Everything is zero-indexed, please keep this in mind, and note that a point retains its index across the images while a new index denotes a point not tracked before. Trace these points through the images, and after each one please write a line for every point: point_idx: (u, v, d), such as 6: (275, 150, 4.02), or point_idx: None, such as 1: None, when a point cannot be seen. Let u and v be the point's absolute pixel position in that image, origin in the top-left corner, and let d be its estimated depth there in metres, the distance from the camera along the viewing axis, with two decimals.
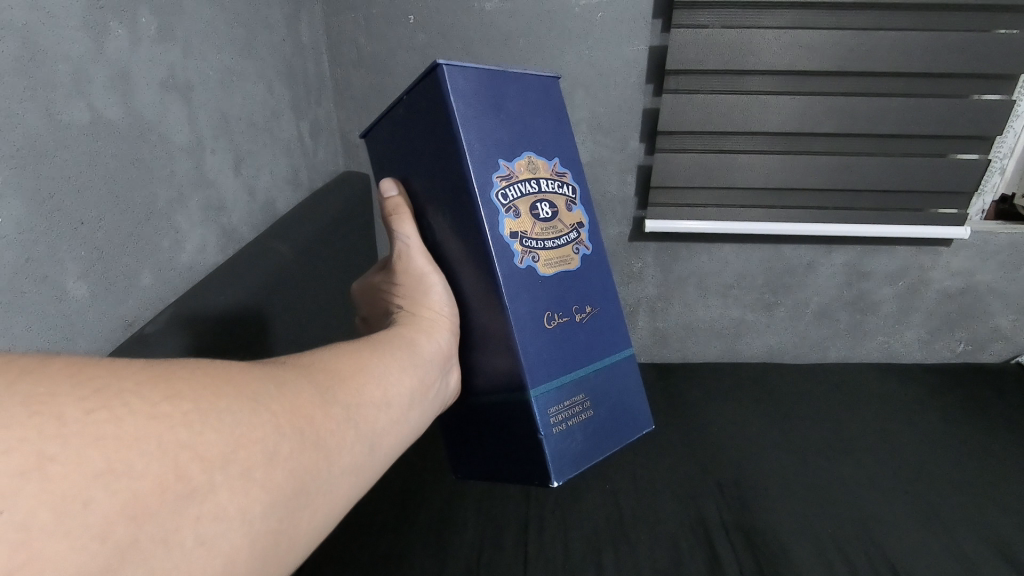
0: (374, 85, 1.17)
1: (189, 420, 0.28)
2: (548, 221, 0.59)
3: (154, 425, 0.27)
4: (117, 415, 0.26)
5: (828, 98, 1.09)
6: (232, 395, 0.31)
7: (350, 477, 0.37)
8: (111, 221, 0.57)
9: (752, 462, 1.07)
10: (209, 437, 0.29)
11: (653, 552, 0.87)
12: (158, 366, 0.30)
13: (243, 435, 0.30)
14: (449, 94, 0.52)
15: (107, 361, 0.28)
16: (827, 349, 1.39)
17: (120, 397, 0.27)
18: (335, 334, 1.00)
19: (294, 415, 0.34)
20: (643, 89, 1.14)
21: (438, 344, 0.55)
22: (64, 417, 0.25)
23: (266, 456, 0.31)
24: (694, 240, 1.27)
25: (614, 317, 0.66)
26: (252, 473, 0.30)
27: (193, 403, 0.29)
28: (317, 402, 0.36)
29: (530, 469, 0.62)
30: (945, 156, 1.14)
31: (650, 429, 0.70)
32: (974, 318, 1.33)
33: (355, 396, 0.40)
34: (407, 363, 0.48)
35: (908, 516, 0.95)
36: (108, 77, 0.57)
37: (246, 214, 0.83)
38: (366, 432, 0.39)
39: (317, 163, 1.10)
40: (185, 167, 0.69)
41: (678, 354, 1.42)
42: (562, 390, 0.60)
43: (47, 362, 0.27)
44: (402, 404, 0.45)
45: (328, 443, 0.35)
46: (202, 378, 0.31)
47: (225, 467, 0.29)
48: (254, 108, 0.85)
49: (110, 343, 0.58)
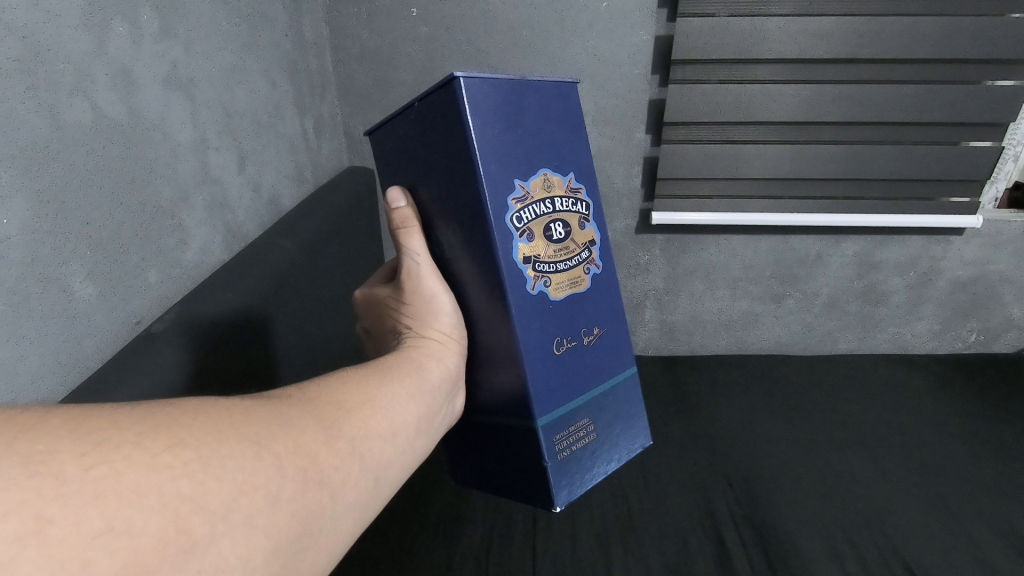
0: (378, 78, 1.16)
1: (190, 470, 0.28)
2: (560, 241, 0.58)
3: (155, 477, 0.27)
4: (117, 469, 0.26)
5: (837, 86, 1.07)
6: (235, 439, 0.31)
7: (354, 512, 0.37)
8: (115, 221, 0.57)
9: (760, 455, 1.06)
10: (211, 486, 0.29)
11: (662, 547, 0.87)
12: (159, 413, 0.30)
13: (245, 481, 0.30)
14: (467, 112, 0.51)
15: (110, 411, 0.29)
16: (837, 339, 1.38)
17: (120, 450, 0.27)
18: (342, 329, 1.00)
19: (297, 455, 0.34)
20: (649, 79, 1.13)
21: (444, 367, 0.55)
22: (63, 475, 0.25)
23: (268, 499, 0.31)
24: (702, 231, 1.25)
25: (622, 336, 0.65)
26: (255, 519, 0.30)
27: (195, 452, 0.29)
28: (322, 438, 0.36)
29: (531, 491, 0.63)
30: (957, 143, 1.13)
31: (649, 444, 0.71)
32: (987, 307, 1.32)
33: (360, 429, 0.40)
34: (412, 390, 0.48)
35: (921, 509, 0.94)
36: (111, 77, 0.57)
37: (252, 211, 0.83)
38: (371, 465, 0.39)
39: (322, 158, 1.10)
40: (190, 166, 0.69)
41: (685, 347, 1.41)
42: (568, 417, 0.60)
43: (49, 414, 0.27)
44: (408, 433, 0.45)
45: (331, 481, 0.35)
46: (204, 423, 0.31)
47: (227, 516, 0.29)
48: (258, 104, 0.85)
49: (119, 342, 0.59)
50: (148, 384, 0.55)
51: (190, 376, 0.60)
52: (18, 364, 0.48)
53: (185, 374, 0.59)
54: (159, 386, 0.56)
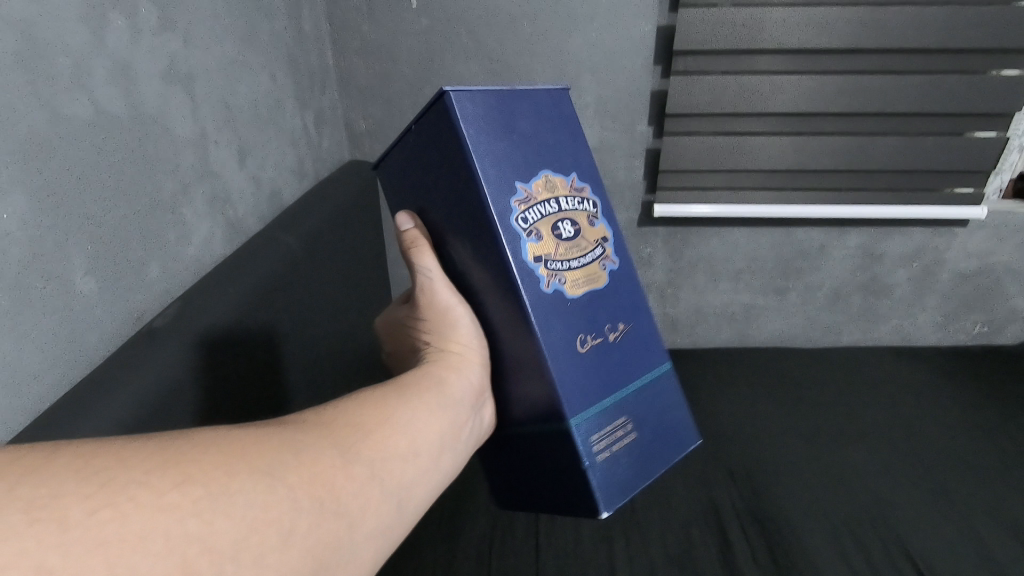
0: (379, 71, 1.16)
1: (198, 507, 0.29)
2: (571, 239, 0.58)
3: (162, 519, 0.28)
4: (122, 512, 0.27)
5: (840, 77, 1.06)
6: (246, 472, 0.32)
7: (375, 539, 0.37)
8: (115, 215, 0.57)
9: (763, 448, 1.06)
10: (221, 524, 0.29)
11: (665, 540, 0.87)
12: (168, 448, 0.31)
13: (257, 516, 0.30)
14: (460, 124, 0.51)
15: (116, 447, 0.30)
16: (840, 332, 1.37)
17: (125, 491, 0.28)
18: (343, 324, 0.99)
19: (312, 485, 0.34)
20: (651, 70, 1.12)
21: (466, 381, 0.55)
22: (66, 520, 0.26)
23: (281, 535, 0.31)
24: (704, 224, 1.25)
25: (649, 333, 0.65)
26: (267, 557, 0.30)
27: (203, 488, 0.30)
28: (339, 464, 0.37)
29: (575, 501, 0.61)
30: (962, 134, 1.12)
31: (698, 442, 0.69)
32: (991, 299, 1.31)
33: (378, 451, 0.40)
34: (433, 408, 0.48)
35: (924, 501, 0.94)
36: (110, 71, 0.56)
37: (252, 206, 0.83)
38: (391, 488, 0.40)
39: (322, 152, 1.09)
40: (190, 160, 0.69)
41: (688, 340, 1.40)
42: (603, 417, 0.59)
43: (55, 455, 0.29)
44: (430, 452, 0.45)
45: (350, 508, 0.36)
46: (214, 455, 0.32)
47: (237, 556, 0.29)
48: (258, 98, 0.85)
49: (120, 337, 0.59)
50: (151, 377, 0.55)
51: (195, 373, 0.60)
52: (19, 360, 0.48)
53: (190, 367, 0.59)
54: (165, 382, 0.56)
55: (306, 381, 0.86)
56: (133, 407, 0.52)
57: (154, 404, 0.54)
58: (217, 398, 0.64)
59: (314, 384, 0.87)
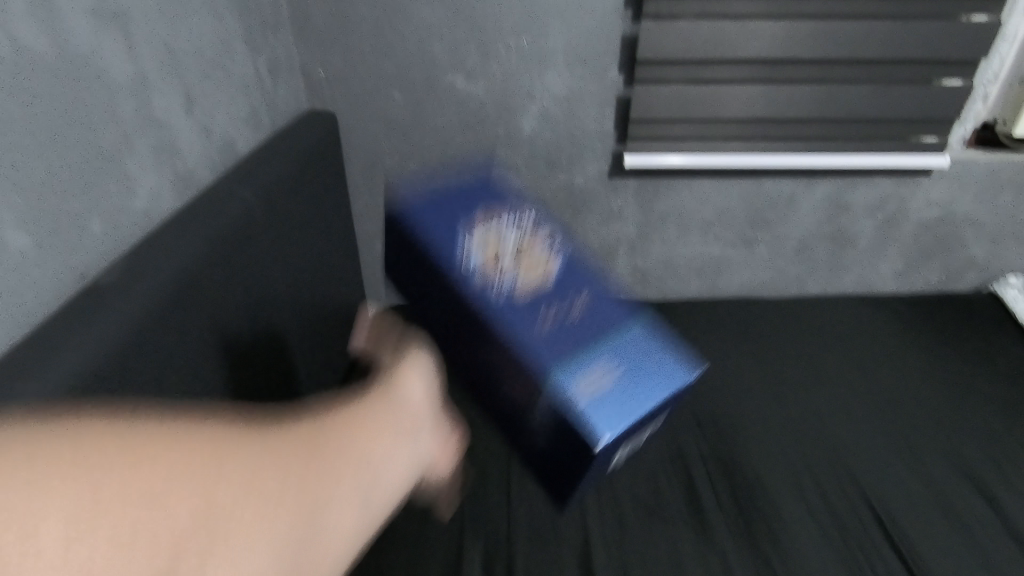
0: (334, 11, 1.08)
1: (189, 465, 0.37)
2: None
3: (149, 479, 0.35)
4: (111, 477, 0.34)
5: (813, 22, 1.05)
6: (235, 443, 0.40)
7: (353, 511, 0.45)
8: (48, 166, 0.54)
9: (729, 396, 1.09)
10: (206, 485, 0.37)
11: (634, 489, 0.91)
12: (151, 425, 0.37)
13: (250, 477, 0.39)
14: None
15: (87, 421, 0.36)
16: (806, 282, 1.40)
17: (113, 465, 0.35)
18: (305, 282, 0.96)
19: (288, 458, 0.42)
20: (622, 14, 1.07)
21: (420, 386, 0.63)
22: (53, 490, 0.33)
23: (270, 492, 0.39)
24: (675, 176, 1.24)
25: None
26: (254, 517, 0.38)
27: (189, 454, 0.37)
28: (314, 446, 0.45)
29: None
30: (931, 82, 1.12)
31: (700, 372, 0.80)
32: (950, 247, 1.35)
33: (346, 439, 0.48)
34: (389, 403, 0.56)
35: (879, 443, 1.00)
36: (30, 5, 0.52)
37: (202, 157, 0.78)
38: (363, 467, 0.48)
39: (277, 101, 1.03)
40: (130, 106, 0.64)
41: (658, 292, 1.41)
42: None
43: (40, 428, 0.35)
44: (395, 440, 0.53)
45: (325, 482, 0.44)
46: (203, 432, 0.39)
47: (230, 517, 0.37)
48: (201, 40, 0.79)
49: (64, 294, 0.57)
50: (100, 335, 0.54)
51: (154, 327, 0.59)
52: None
53: (148, 318, 0.58)
54: (118, 337, 0.55)
55: (268, 340, 0.84)
56: (83, 365, 0.52)
57: (106, 362, 0.54)
58: (177, 356, 0.63)
59: (275, 343, 0.86)
